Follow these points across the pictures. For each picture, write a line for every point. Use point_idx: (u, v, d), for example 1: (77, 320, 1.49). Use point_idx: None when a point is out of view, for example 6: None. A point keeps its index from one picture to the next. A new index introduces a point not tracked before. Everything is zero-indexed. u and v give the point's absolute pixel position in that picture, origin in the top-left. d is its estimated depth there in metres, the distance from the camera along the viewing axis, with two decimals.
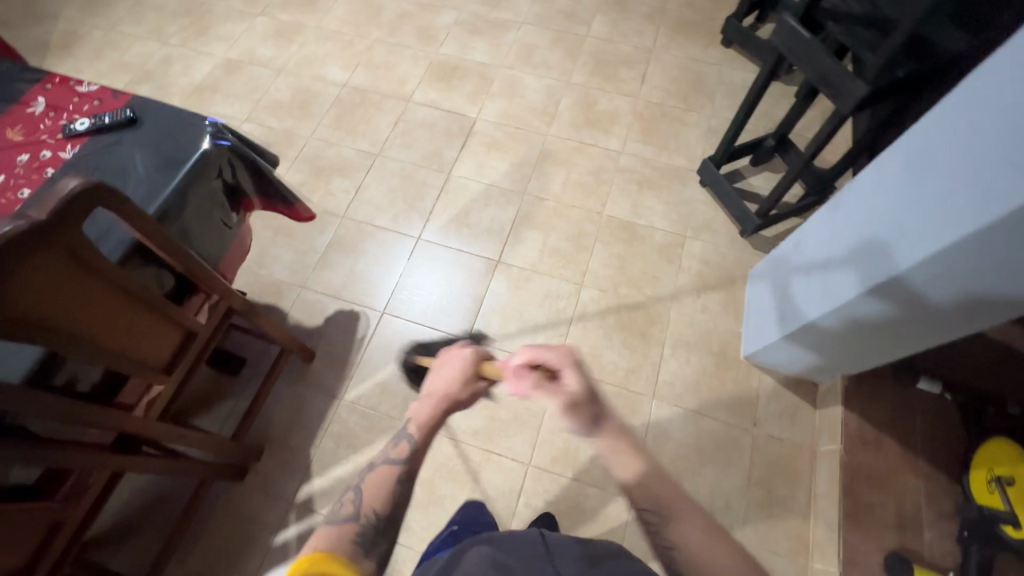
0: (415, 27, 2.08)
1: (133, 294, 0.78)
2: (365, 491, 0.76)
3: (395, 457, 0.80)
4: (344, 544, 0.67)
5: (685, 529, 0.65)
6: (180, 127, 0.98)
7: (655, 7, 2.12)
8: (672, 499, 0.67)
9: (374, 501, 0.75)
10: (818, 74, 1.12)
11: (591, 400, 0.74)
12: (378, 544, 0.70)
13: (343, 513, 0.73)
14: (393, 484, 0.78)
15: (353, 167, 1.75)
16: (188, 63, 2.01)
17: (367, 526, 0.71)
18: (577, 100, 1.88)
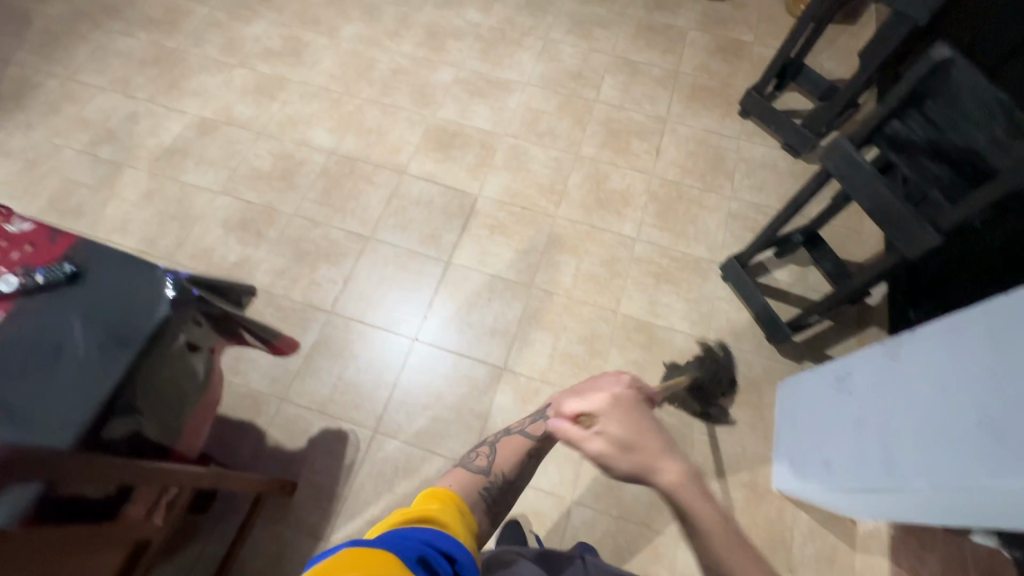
0: (410, 85, 1.92)
1: (39, 551, 0.61)
2: (500, 453, 0.84)
3: (530, 432, 0.88)
4: (474, 493, 0.75)
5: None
6: (132, 282, 0.81)
7: (668, 70, 1.99)
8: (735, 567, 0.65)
9: (505, 461, 0.83)
10: (880, 210, 1.01)
11: (627, 457, 0.70)
12: (496, 503, 0.78)
13: (475, 465, 0.81)
14: (521, 455, 0.85)
15: (341, 251, 1.58)
16: (156, 121, 1.80)
17: (494, 482, 0.79)
18: (587, 176, 1.74)
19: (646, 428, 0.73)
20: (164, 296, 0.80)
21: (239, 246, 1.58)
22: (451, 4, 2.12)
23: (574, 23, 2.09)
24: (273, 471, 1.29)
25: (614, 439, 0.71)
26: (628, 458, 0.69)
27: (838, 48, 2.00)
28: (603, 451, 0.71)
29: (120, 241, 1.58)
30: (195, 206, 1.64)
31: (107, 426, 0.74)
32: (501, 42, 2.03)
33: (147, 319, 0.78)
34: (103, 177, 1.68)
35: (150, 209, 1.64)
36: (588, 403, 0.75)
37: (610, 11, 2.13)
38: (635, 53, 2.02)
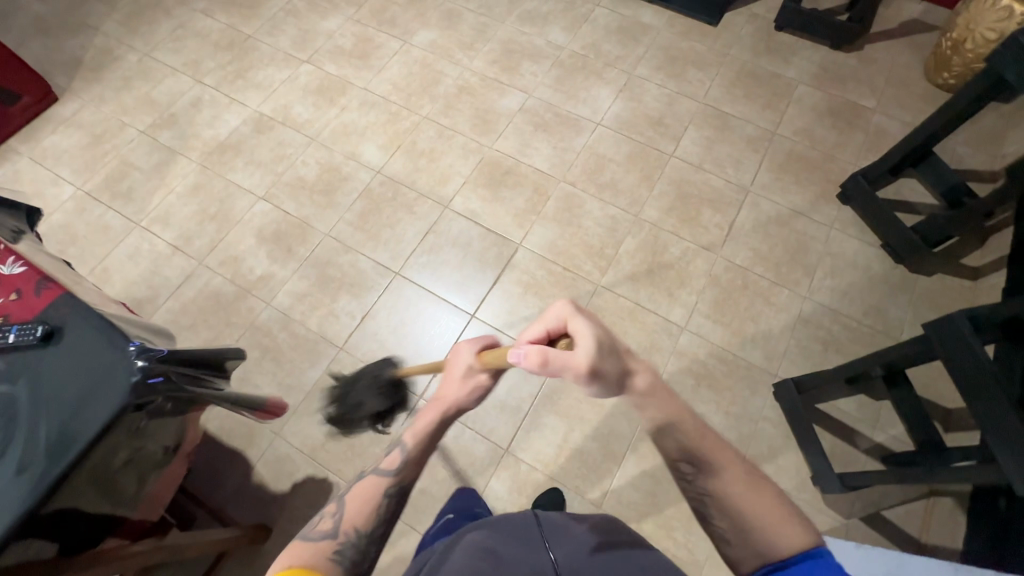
0: (472, 107, 1.79)
1: None
2: (351, 506, 0.69)
3: (385, 467, 0.73)
4: (324, 562, 0.61)
5: (721, 479, 0.68)
6: (100, 358, 0.75)
7: (764, 129, 1.73)
8: (705, 448, 0.69)
9: (356, 512, 0.69)
10: (980, 405, 0.87)
11: (613, 352, 0.67)
12: (361, 563, 0.64)
13: (322, 530, 0.65)
14: (381, 499, 0.71)
15: (366, 283, 1.51)
16: (217, 111, 1.79)
17: (347, 545, 0.65)
18: (643, 243, 1.55)
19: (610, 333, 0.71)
20: (126, 382, 0.73)
21: (268, 260, 1.55)
22: (535, 20, 1.96)
23: (665, 59, 1.87)
24: (253, 510, 1.26)
25: (597, 335, 0.66)
26: (613, 351, 0.66)
27: (980, 132, 1.67)
28: (590, 350, 0.64)
29: (160, 233, 1.59)
30: (235, 209, 1.62)
31: (40, 518, 0.69)
32: (580, 71, 1.84)
33: (104, 408, 0.72)
34: (158, 164, 1.70)
35: (194, 205, 1.63)
36: (551, 320, 0.68)
37: (709, 51, 1.89)
38: (729, 104, 1.78)
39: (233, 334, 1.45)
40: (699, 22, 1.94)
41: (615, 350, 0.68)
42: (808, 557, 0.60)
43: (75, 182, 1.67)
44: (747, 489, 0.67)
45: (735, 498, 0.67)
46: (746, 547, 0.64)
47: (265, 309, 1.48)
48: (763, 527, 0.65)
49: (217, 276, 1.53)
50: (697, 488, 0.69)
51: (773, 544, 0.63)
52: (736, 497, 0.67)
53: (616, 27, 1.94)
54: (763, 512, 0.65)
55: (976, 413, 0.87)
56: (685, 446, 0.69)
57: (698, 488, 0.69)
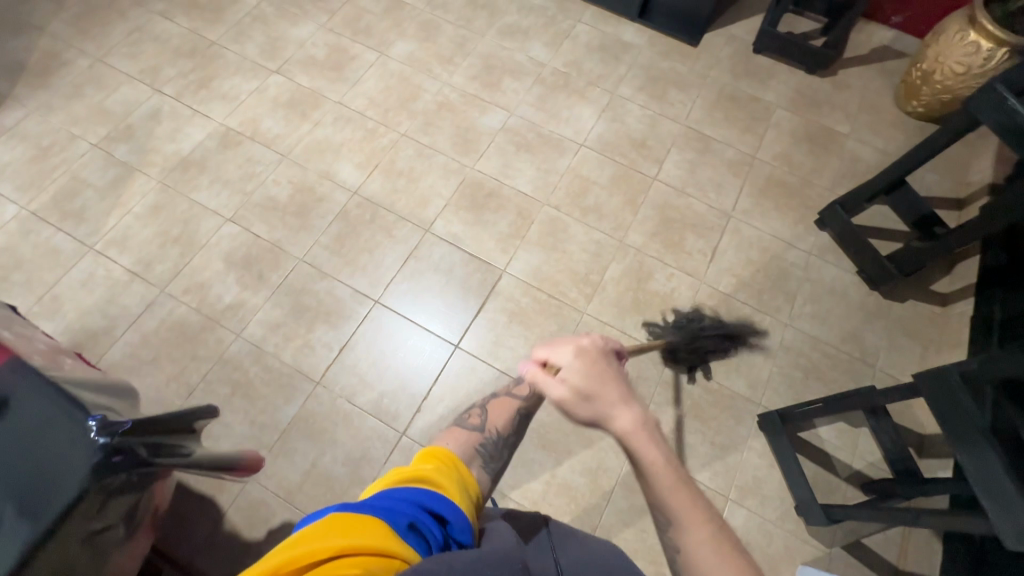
0: (453, 125, 1.73)
1: None
2: (489, 412, 0.82)
3: (519, 392, 0.87)
4: (468, 450, 0.73)
5: (689, 545, 0.58)
6: (51, 436, 0.67)
7: (744, 153, 1.75)
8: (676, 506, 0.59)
9: (497, 419, 0.81)
10: (979, 473, 0.86)
11: (587, 399, 0.65)
12: (495, 460, 0.76)
13: (470, 423, 0.79)
14: (515, 414, 0.84)
15: (344, 312, 1.45)
16: (178, 124, 1.67)
17: (490, 442, 0.77)
18: (628, 270, 1.54)
19: (609, 378, 0.67)
20: (82, 466, 0.66)
21: (237, 287, 1.46)
22: (516, 34, 1.91)
23: (647, 79, 1.86)
24: (225, 560, 1.18)
25: (579, 377, 0.66)
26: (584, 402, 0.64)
27: (948, 161, 1.73)
28: (561, 386, 0.66)
29: (116, 257, 1.48)
30: (200, 232, 1.52)
31: None
32: (562, 89, 1.82)
33: (57, 495, 0.64)
34: (113, 181, 1.58)
35: (154, 226, 1.52)
36: (556, 355, 0.70)
37: (690, 71, 1.89)
38: (710, 126, 1.79)
39: (200, 368, 1.36)
40: (680, 42, 1.94)
41: (594, 400, 0.64)
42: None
43: (19, 200, 1.53)
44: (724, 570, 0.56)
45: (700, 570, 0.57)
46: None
47: (234, 341, 1.40)
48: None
49: (182, 306, 1.43)
50: (669, 545, 0.61)
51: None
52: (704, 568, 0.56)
53: (598, 44, 1.92)
54: None
55: (964, 462, 0.88)
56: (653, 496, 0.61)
57: (670, 544, 0.60)
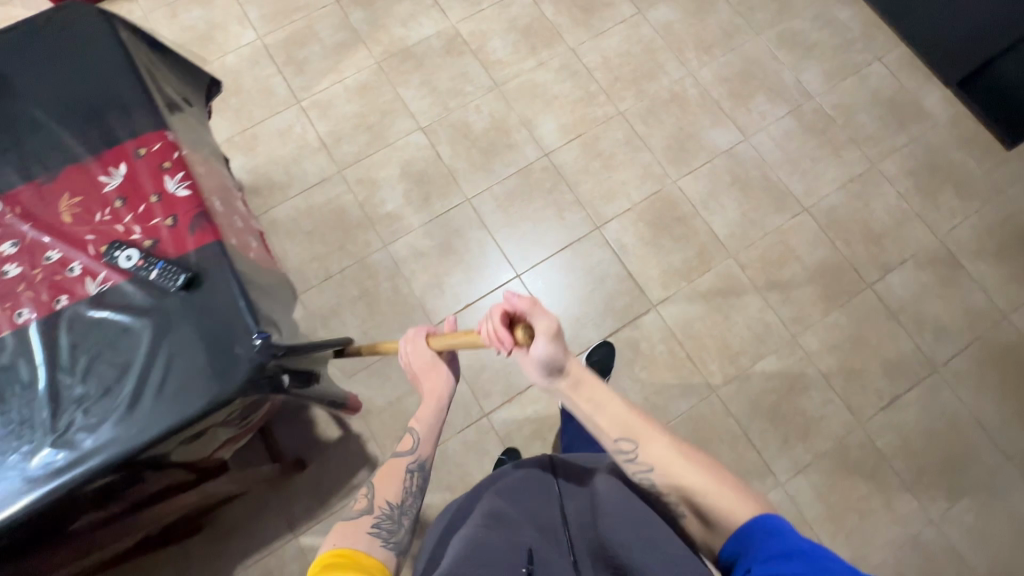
0: (676, 124, 1.53)
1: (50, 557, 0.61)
2: (379, 483, 0.74)
3: (400, 449, 0.78)
4: (362, 537, 0.65)
5: (655, 449, 0.64)
6: (225, 334, 0.70)
7: (994, 306, 1.40)
8: (638, 424, 0.66)
9: (384, 491, 0.73)
10: None
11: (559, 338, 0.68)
12: (396, 534, 0.69)
13: (354, 510, 0.70)
14: (407, 472, 0.76)
15: (483, 270, 1.41)
16: (416, 10, 1.63)
17: (382, 519, 0.69)
18: (785, 370, 1.35)
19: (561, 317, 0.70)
20: (242, 374, 0.68)
21: (402, 199, 1.46)
22: (795, 47, 1.61)
23: (924, 165, 1.51)
24: (298, 440, 1.28)
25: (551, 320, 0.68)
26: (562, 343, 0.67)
27: None
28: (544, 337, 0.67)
29: (315, 121, 1.53)
30: (392, 129, 1.52)
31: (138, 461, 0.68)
32: (815, 135, 1.53)
33: (214, 390, 0.68)
34: (339, 44, 1.59)
35: (357, 106, 1.54)
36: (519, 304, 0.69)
37: (983, 176, 1.50)
38: (970, 255, 1.44)
39: (343, 261, 1.42)
40: (989, 132, 1.54)
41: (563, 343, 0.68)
42: (756, 522, 0.56)
43: (259, 29, 1.60)
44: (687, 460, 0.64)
45: (673, 475, 0.63)
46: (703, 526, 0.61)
47: (380, 249, 1.42)
48: (706, 497, 0.61)
49: (349, 194, 1.47)
50: (637, 470, 0.65)
51: (719, 508, 0.60)
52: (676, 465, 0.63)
53: (886, 97, 1.56)
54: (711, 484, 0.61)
55: None
56: (621, 423, 0.66)
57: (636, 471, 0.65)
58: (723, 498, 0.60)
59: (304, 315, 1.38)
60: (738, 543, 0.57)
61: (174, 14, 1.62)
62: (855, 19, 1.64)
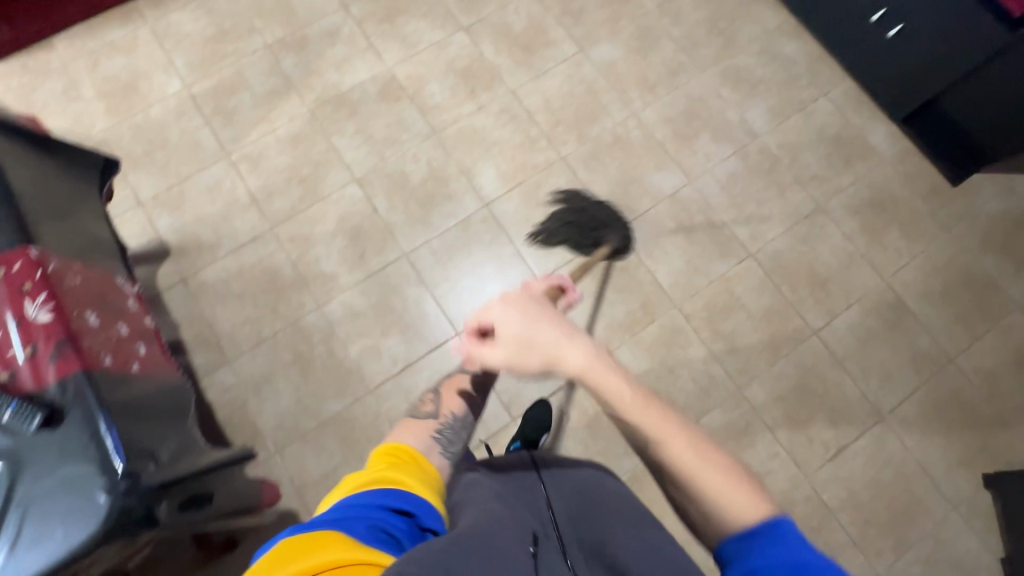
0: (619, 168, 1.50)
1: None
2: (444, 394, 0.79)
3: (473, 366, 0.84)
4: (425, 437, 0.70)
5: (667, 447, 0.59)
6: (86, 476, 0.65)
7: (941, 349, 1.39)
8: (649, 424, 0.60)
9: (451, 402, 0.78)
10: None
11: (511, 356, 0.67)
12: (455, 443, 0.72)
13: (423, 412, 0.75)
14: (470, 391, 0.81)
15: (421, 329, 1.37)
16: (350, 53, 1.57)
17: (445, 425, 0.73)
18: (731, 424, 1.32)
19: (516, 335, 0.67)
20: (100, 523, 0.63)
21: (337, 256, 1.41)
22: (740, 84, 1.58)
23: (869, 205, 1.49)
24: None
25: (519, 335, 0.66)
26: (510, 364, 0.67)
27: None
28: (504, 352, 0.68)
29: (245, 175, 1.47)
30: (326, 181, 1.47)
31: None
32: (760, 176, 1.50)
33: (70, 541, 0.63)
34: (270, 92, 1.53)
35: (289, 158, 1.48)
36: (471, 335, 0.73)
37: (928, 215, 1.48)
38: (916, 297, 1.42)
39: (276, 324, 1.36)
40: (935, 167, 1.52)
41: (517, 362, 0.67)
42: (764, 526, 0.53)
43: (185, 78, 1.54)
44: (697, 457, 0.58)
45: (685, 473, 0.58)
46: (700, 522, 0.58)
47: (314, 310, 1.38)
48: (714, 499, 0.56)
49: (282, 253, 1.41)
50: (649, 457, 0.61)
51: (725, 513, 0.55)
52: (688, 464, 0.58)
53: (832, 134, 1.54)
54: (713, 483, 0.56)
55: None
56: (628, 416, 0.61)
57: (649, 460, 0.61)
58: (734, 501, 0.55)
59: (236, 383, 1.33)
60: (739, 545, 0.54)
61: (95, 63, 1.54)
62: (801, 53, 1.61)
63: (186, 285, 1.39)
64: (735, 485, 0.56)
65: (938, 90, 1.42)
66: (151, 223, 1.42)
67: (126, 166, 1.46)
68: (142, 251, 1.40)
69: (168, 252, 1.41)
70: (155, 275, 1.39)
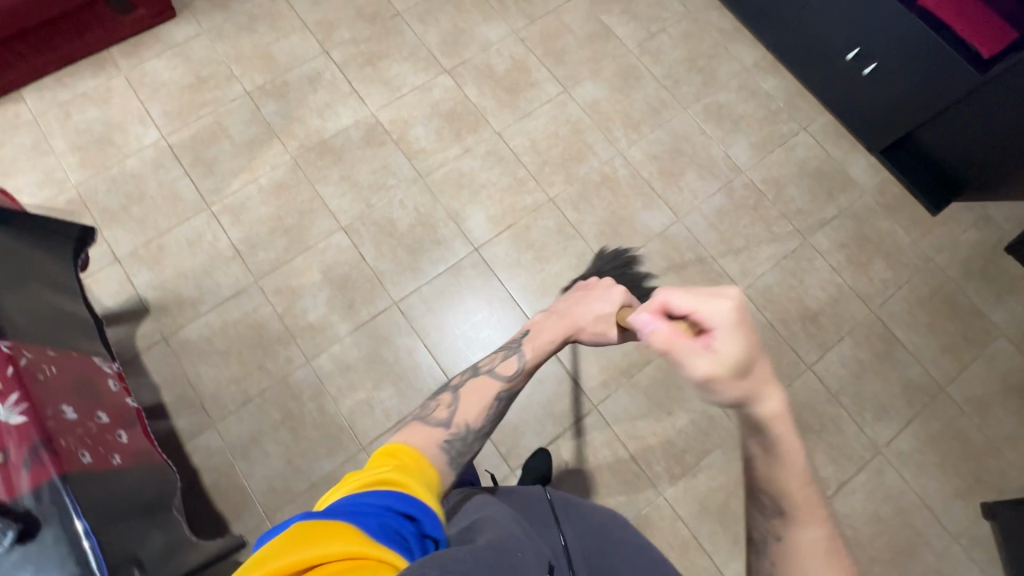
0: (608, 208, 1.50)
1: None
2: (464, 399, 0.73)
3: (500, 373, 0.79)
4: (433, 445, 0.63)
5: (801, 531, 0.52)
6: None
7: (932, 379, 1.40)
8: (803, 503, 0.51)
9: (468, 410, 0.71)
10: None
11: (737, 370, 0.46)
12: (464, 456, 0.66)
13: (437, 416, 0.68)
14: (491, 397, 0.75)
15: (414, 381, 1.34)
16: (332, 99, 1.55)
17: (457, 434, 0.67)
18: (731, 465, 1.31)
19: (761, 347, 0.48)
20: None
21: (325, 308, 1.38)
22: (722, 120, 1.60)
23: (854, 237, 1.51)
24: None
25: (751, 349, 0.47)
26: (728, 378, 0.46)
27: None
28: (716, 357, 0.46)
29: (227, 227, 1.43)
30: (312, 230, 1.44)
31: None
32: (746, 212, 1.52)
33: None
34: (251, 140, 1.50)
35: (272, 207, 1.45)
36: (693, 305, 0.49)
37: (911, 245, 1.51)
38: (904, 327, 1.44)
39: (262, 381, 1.32)
40: (914, 198, 1.55)
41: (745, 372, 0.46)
42: None
43: (163, 128, 1.50)
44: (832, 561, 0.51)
45: (807, 562, 0.51)
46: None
47: (303, 365, 1.33)
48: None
49: (268, 306, 1.38)
50: (764, 528, 0.54)
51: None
52: (810, 557, 0.51)
53: (814, 168, 1.57)
54: None
55: None
56: (784, 491, 0.51)
57: (767, 527, 0.54)
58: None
59: (221, 446, 1.27)
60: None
61: (66, 115, 1.50)
62: (779, 89, 1.64)
63: (166, 343, 1.34)
64: None
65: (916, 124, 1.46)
66: (128, 280, 1.37)
67: (101, 221, 1.41)
68: (119, 310, 1.34)
69: (147, 310, 1.35)
70: (133, 335, 1.33)
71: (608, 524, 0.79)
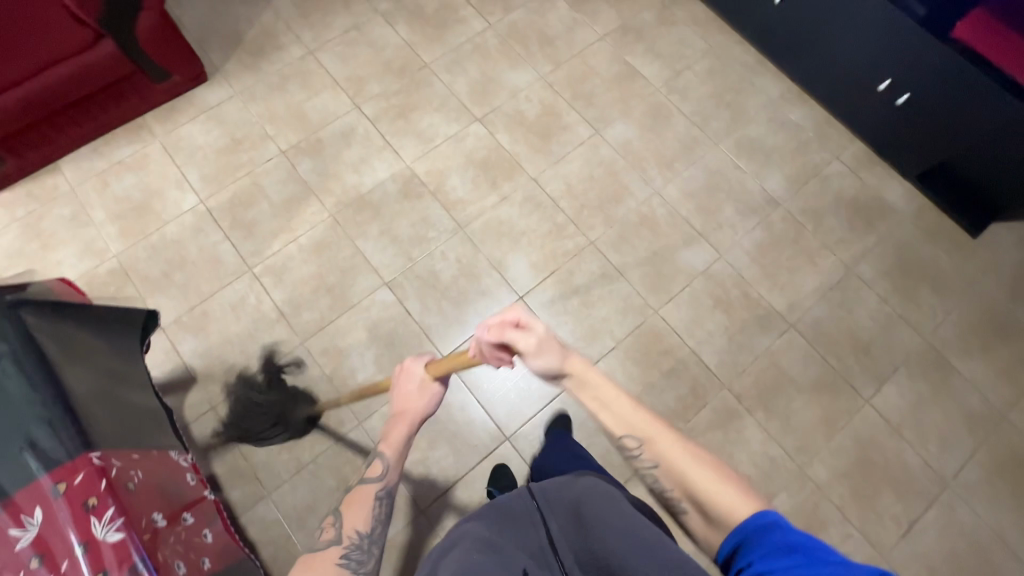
0: (649, 248, 1.49)
1: None
2: (346, 511, 0.76)
3: (370, 476, 0.80)
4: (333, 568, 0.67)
5: (653, 443, 0.65)
6: None
7: (992, 407, 1.38)
8: (643, 423, 0.66)
9: (353, 519, 0.75)
10: None
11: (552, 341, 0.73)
12: (366, 562, 0.71)
13: (324, 540, 0.72)
14: (371, 500, 0.78)
15: (469, 438, 1.31)
16: (366, 153, 1.56)
17: (353, 546, 0.71)
18: (799, 508, 1.28)
19: None
20: None
21: (373, 366, 1.36)
22: (754, 153, 1.60)
23: (897, 264, 1.50)
24: None
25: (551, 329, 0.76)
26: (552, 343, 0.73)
27: None
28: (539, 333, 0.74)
29: (269, 289, 1.42)
30: (354, 288, 1.43)
31: None
32: (788, 245, 1.51)
33: None
34: (289, 200, 1.50)
35: (313, 266, 1.44)
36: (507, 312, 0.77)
37: (955, 270, 1.50)
38: (958, 354, 1.42)
39: (315, 447, 1.29)
40: (952, 222, 1.55)
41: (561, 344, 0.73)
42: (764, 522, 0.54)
43: (200, 192, 1.50)
44: (680, 451, 0.64)
45: (678, 466, 0.63)
46: (707, 527, 0.59)
47: (355, 427, 1.31)
48: (708, 493, 0.59)
49: (316, 368, 1.36)
50: (644, 466, 0.66)
51: (722, 506, 0.58)
52: (680, 463, 0.63)
53: (850, 197, 1.57)
54: (696, 475, 0.61)
55: None
56: (621, 420, 0.67)
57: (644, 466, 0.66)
58: (720, 488, 0.59)
59: (278, 517, 1.24)
60: (739, 537, 0.55)
61: (103, 184, 1.50)
62: (807, 119, 1.65)
63: (216, 412, 1.31)
64: (723, 477, 0.61)
65: (952, 148, 1.45)
66: (173, 349, 1.36)
67: (143, 290, 1.40)
68: (166, 380, 1.33)
69: (195, 379, 1.34)
70: (181, 406, 1.31)
71: (594, 489, 0.68)
